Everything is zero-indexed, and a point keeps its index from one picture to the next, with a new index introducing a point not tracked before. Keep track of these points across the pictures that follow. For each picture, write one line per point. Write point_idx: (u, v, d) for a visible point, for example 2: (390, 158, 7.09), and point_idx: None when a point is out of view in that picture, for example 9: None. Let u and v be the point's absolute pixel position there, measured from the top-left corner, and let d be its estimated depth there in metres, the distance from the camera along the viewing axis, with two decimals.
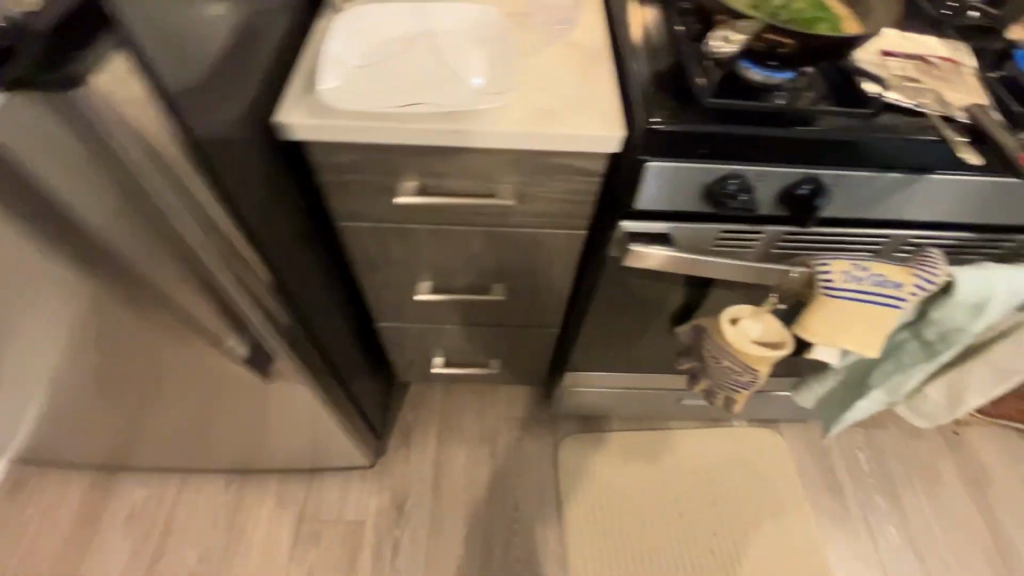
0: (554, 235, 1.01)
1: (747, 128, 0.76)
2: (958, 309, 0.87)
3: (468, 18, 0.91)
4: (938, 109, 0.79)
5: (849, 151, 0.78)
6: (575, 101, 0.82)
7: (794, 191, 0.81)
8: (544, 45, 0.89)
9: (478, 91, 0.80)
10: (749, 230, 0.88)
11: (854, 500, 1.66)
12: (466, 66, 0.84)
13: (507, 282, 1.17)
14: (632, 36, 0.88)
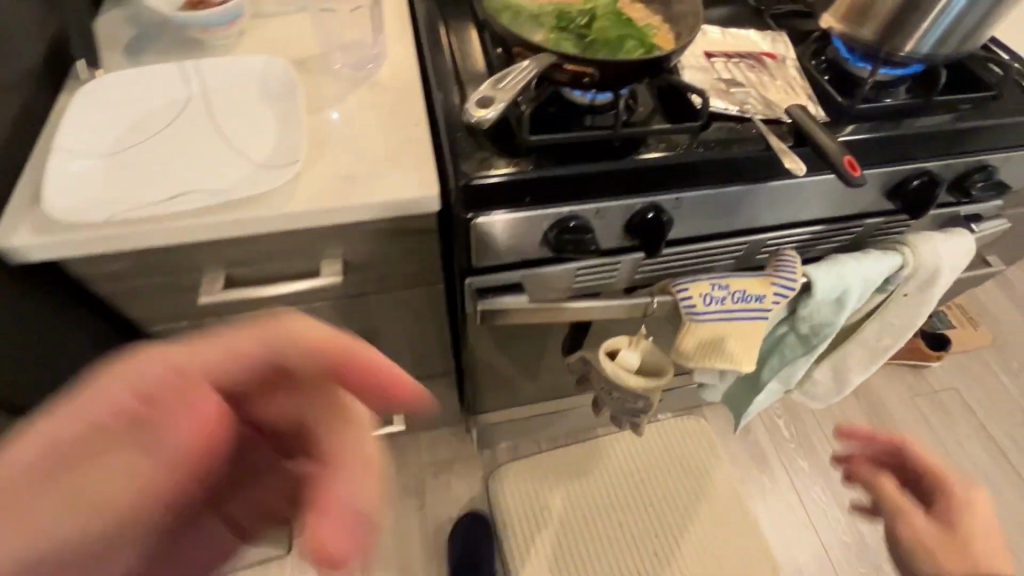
0: (408, 296, 0.89)
1: (569, 167, 0.68)
2: (823, 305, 0.85)
3: (249, 72, 0.77)
4: (762, 112, 0.77)
5: (681, 173, 0.72)
6: (379, 157, 0.71)
7: (636, 221, 0.74)
8: (343, 92, 0.78)
9: (259, 165, 0.68)
10: (604, 263, 0.81)
11: (786, 471, 1.62)
12: (247, 134, 0.72)
13: (376, 343, 1.04)
14: (439, 69, 0.78)
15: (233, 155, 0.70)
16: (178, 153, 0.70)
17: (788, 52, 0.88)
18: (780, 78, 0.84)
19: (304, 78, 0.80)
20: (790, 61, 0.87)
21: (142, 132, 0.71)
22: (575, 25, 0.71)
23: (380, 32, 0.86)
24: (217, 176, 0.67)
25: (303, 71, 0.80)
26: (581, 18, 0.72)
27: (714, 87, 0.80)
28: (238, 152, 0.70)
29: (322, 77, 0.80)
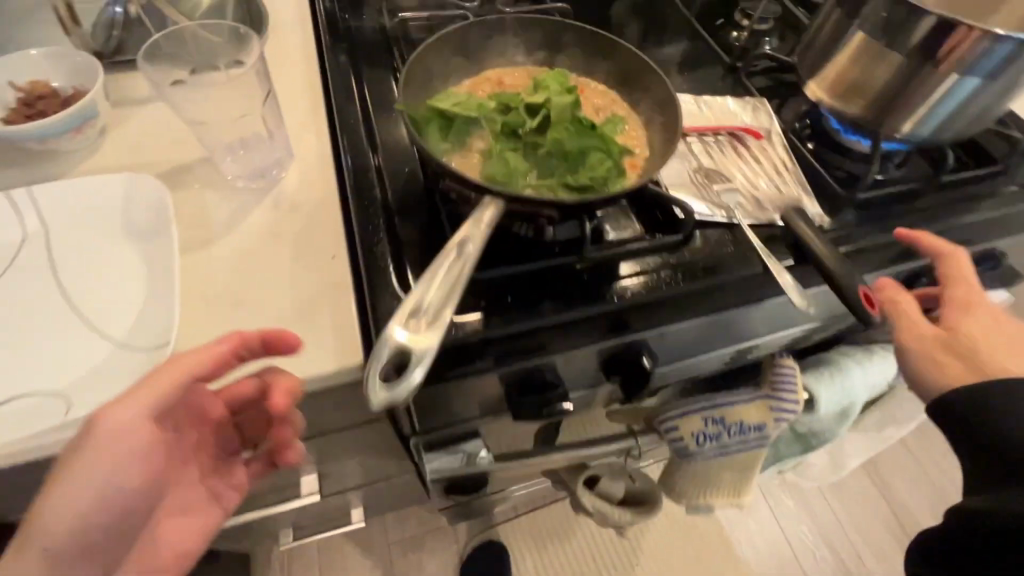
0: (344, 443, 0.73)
1: (532, 316, 0.56)
2: (829, 417, 0.75)
3: (105, 197, 0.59)
4: (752, 214, 0.66)
5: (667, 305, 0.60)
6: (292, 310, 0.55)
7: (620, 360, 0.60)
8: (244, 214, 0.62)
9: (127, 339, 0.51)
10: (582, 398, 0.65)
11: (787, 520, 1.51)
12: (111, 291, 0.54)
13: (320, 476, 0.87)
14: (365, 179, 0.63)
15: (80, 329, 0.51)
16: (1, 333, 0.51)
17: (772, 124, 0.76)
18: (767, 160, 0.72)
19: (187, 197, 0.62)
20: (776, 135, 0.75)
21: None
22: (525, 129, 0.57)
23: (287, 124, 0.70)
24: (57, 368, 0.49)
25: (184, 187, 0.63)
26: (531, 118, 0.58)
27: (694, 181, 0.68)
28: (88, 323, 0.52)
29: (210, 193, 0.63)
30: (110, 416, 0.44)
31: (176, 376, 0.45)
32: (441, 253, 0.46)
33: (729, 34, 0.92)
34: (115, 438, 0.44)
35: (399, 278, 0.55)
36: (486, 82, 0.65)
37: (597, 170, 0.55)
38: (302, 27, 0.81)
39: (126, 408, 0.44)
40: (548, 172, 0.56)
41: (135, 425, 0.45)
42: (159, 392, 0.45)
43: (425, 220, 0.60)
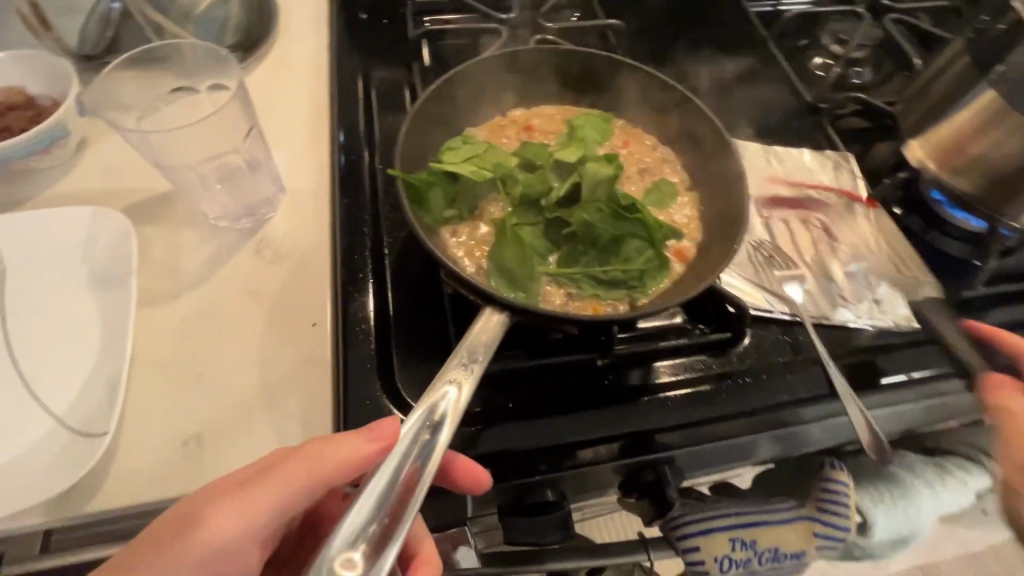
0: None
1: (538, 434, 0.47)
2: (883, 545, 0.63)
3: (69, 234, 0.52)
4: (817, 312, 0.54)
5: (710, 426, 0.49)
6: (254, 390, 0.47)
7: (641, 481, 0.50)
8: (219, 260, 0.54)
9: (64, 418, 0.44)
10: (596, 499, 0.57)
11: None
12: (57, 348, 0.47)
13: None
14: (362, 233, 0.55)
15: (15, 396, 0.45)
16: None
17: (858, 189, 0.62)
18: (847, 239, 0.59)
19: (161, 237, 0.55)
20: (861, 205, 0.61)
21: None
22: (548, 200, 0.47)
23: (283, 153, 0.61)
24: None
25: (160, 224, 0.55)
26: (562, 185, 0.48)
27: (753, 261, 0.56)
28: (27, 387, 0.45)
29: (187, 233, 0.55)
30: (219, 515, 0.35)
31: (303, 476, 0.36)
32: (408, 420, 0.34)
33: (813, 65, 0.77)
34: (209, 550, 0.35)
35: (385, 369, 0.48)
36: (510, 127, 0.60)
37: (630, 261, 0.45)
38: (316, 30, 0.71)
39: (240, 511, 0.35)
40: (571, 255, 0.46)
41: (238, 531, 0.35)
42: (291, 490, 0.36)
43: (421, 296, 0.53)
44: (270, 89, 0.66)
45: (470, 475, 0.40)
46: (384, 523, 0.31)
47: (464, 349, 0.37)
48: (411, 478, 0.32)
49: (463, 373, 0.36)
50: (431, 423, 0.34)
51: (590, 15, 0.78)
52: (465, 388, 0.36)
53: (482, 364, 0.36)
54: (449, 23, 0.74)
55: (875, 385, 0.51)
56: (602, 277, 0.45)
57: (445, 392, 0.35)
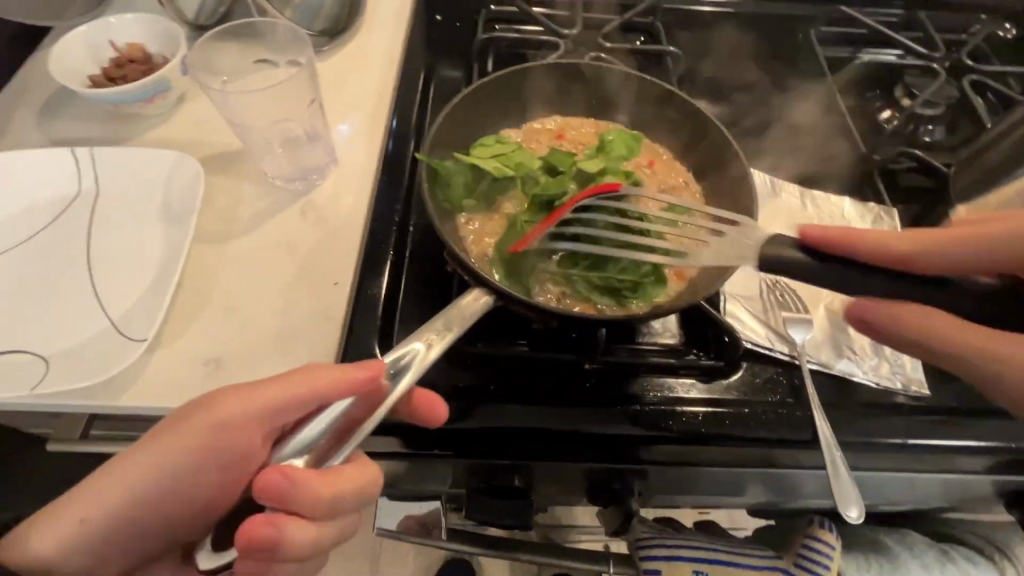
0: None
1: (514, 421, 0.49)
2: None
3: (153, 171, 0.61)
4: (818, 359, 0.53)
5: (685, 448, 0.49)
6: (273, 329, 0.53)
7: (609, 487, 0.52)
8: (269, 214, 0.61)
9: (117, 322, 0.52)
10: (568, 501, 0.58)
11: None
12: (124, 265, 0.55)
13: None
14: (394, 209, 0.60)
15: (84, 298, 0.53)
16: (21, 284, 0.54)
17: None
18: None
19: (226, 187, 0.63)
20: None
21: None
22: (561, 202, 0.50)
23: (343, 130, 0.68)
24: (47, 332, 0.51)
25: (227, 175, 0.63)
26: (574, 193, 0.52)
27: (764, 299, 0.56)
28: (95, 291, 0.54)
29: (248, 186, 0.63)
30: (233, 401, 0.39)
31: (300, 385, 0.39)
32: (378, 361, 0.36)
33: (880, 116, 0.75)
34: (219, 427, 0.39)
35: (387, 335, 0.53)
36: (543, 136, 0.64)
37: (630, 274, 0.48)
38: (395, 26, 0.78)
39: (248, 399, 0.39)
40: (574, 258, 0.49)
41: (245, 415, 0.39)
42: (292, 393, 0.38)
43: (436, 279, 0.57)
44: (344, 73, 0.73)
45: (426, 402, 0.42)
46: (331, 440, 0.34)
47: (442, 318, 0.38)
48: (363, 407, 0.34)
49: (435, 334, 0.37)
50: (394, 368, 0.36)
51: (654, 40, 0.79)
52: (437, 345, 0.37)
53: (457, 330, 0.38)
54: (517, 32, 0.78)
55: (865, 445, 0.49)
56: (601, 284, 0.48)
57: (414, 345, 0.37)
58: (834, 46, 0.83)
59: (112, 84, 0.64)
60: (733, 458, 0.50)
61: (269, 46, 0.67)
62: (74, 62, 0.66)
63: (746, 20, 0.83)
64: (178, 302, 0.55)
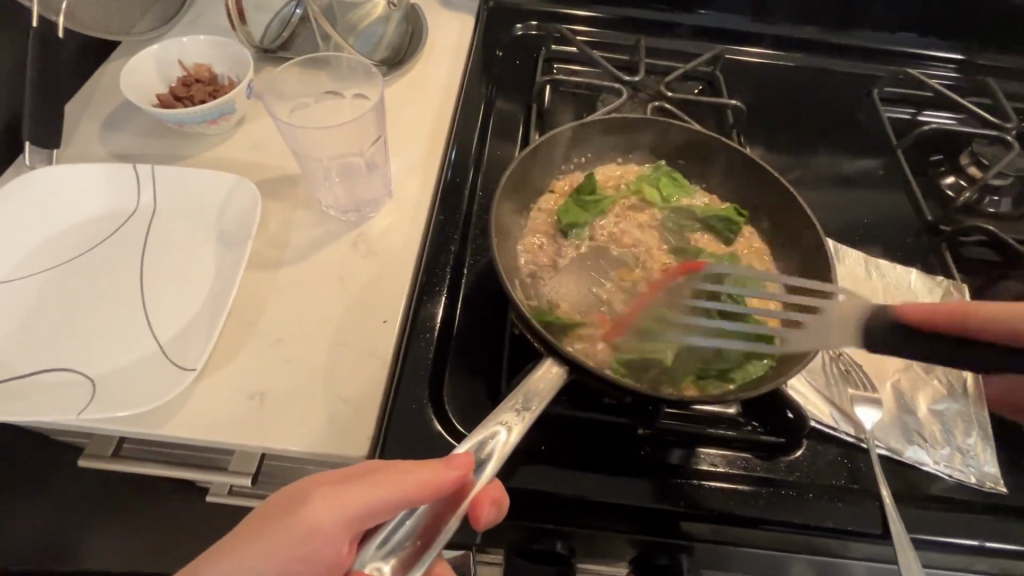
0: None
1: (564, 484, 0.47)
2: None
3: (209, 193, 0.60)
4: (885, 442, 0.50)
5: (743, 528, 0.46)
6: (319, 367, 0.52)
7: (651, 558, 0.48)
8: (320, 244, 0.60)
9: (164, 344, 0.51)
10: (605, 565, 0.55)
11: None
12: (175, 286, 0.55)
13: None
14: (446, 249, 0.59)
15: (134, 320, 0.52)
16: (74, 299, 0.54)
17: None
18: (942, 375, 0.54)
19: (280, 213, 0.62)
20: None
21: (53, 253, 0.56)
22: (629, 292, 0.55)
23: (399, 162, 0.67)
24: (96, 353, 0.50)
25: (282, 201, 0.63)
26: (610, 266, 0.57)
27: (827, 371, 0.54)
28: (145, 310, 0.53)
29: (301, 214, 0.62)
30: (313, 507, 0.34)
31: (390, 486, 0.33)
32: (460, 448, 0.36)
33: (945, 182, 0.73)
34: (308, 527, 0.33)
35: (435, 380, 0.52)
36: (617, 180, 0.65)
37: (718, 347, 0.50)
38: (453, 57, 0.78)
39: (330, 505, 0.33)
40: (656, 317, 0.51)
41: (336, 521, 0.33)
42: (383, 497, 0.33)
43: (487, 326, 0.56)
44: (402, 103, 0.73)
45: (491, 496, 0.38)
46: (414, 545, 0.33)
47: (521, 394, 0.39)
48: (448, 508, 0.34)
49: (515, 415, 0.38)
50: (477, 459, 0.36)
51: (713, 89, 0.79)
52: (516, 432, 0.37)
53: (535, 412, 0.38)
54: (576, 74, 0.78)
55: (936, 542, 0.46)
56: (690, 359, 0.49)
57: (495, 433, 0.37)
58: (895, 106, 0.81)
59: (178, 103, 0.65)
60: (793, 542, 0.46)
61: (332, 76, 0.68)
62: (143, 79, 0.67)
63: (804, 77, 0.83)
64: (227, 329, 0.54)
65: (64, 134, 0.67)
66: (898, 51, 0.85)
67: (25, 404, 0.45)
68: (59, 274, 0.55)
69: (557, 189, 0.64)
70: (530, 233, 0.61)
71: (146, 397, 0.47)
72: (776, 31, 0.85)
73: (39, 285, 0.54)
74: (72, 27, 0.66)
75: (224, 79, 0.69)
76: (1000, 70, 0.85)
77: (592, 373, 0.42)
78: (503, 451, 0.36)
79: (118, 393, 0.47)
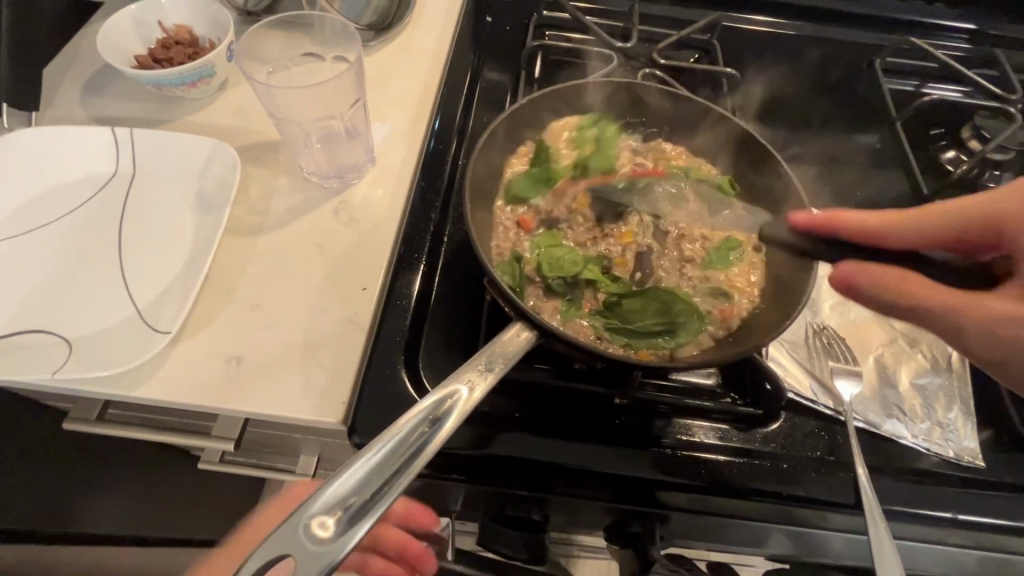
0: None
1: (539, 452, 0.47)
2: None
3: (188, 157, 0.60)
4: (863, 414, 0.50)
5: (717, 499, 0.46)
6: (295, 333, 0.52)
7: (625, 525, 0.49)
8: (301, 211, 0.60)
9: (140, 307, 0.51)
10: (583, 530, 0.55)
11: None
12: (152, 250, 0.55)
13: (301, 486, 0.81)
14: (427, 219, 0.59)
15: (112, 284, 0.52)
16: (54, 262, 0.53)
17: None
18: (927, 349, 0.53)
19: (260, 179, 0.61)
20: None
21: (32, 218, 0.56)
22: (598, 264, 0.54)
23: (383, 128, 0.66)
24: (73, 315, 0.50)
25: (263, 167, 0.62)
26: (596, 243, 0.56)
27: (809, 345, 0.53)
28: (122, 274, 0.53)
29: (282, 180, 0.62)
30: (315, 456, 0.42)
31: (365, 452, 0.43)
32: (419, 405, 0.35)
33: (945, 156, 0.71)
34: None
35: (411, 348, 0.52)
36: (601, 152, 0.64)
37: (670, 307, 0.49)
38: (442, 21, 0.75)
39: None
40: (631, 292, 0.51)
41: None
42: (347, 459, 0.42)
43: (468, 296, 0.56)
44: (386, 68, 0.71)
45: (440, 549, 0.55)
46: (365, 498, 0.32)
47: (485, 355, 0.38)
48: (401, 463, 0.34)
49: (477, 375, 0.37)
50: (434, 416, 0.35)
51: (708, 58, 0.77)
52: (476, 392, 0.37)
53: (498, 373, 0.38)
54: (569, 40, 0.76)
55: (909, 514, 0.46)
56: (652, 328, 0.49)
57: (458, 390, 0.36)
58: (898, 78, 0.79)
59: (157, 66, 0.64)
60: (765, 511, 0.46)
61: (315, 39, 0.67)
62: (121, 40, 0.65)
63: (807, 46, 0.80)
64: (204, 294, 0.54)
65: (44, 97, 0.65)
66: (904, 20, 0.82)
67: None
68: (39, 237, 0.55)
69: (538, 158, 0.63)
70: None
71: (122, 359, 0.47)
72: None
73: (17, 247, 0.54)
74: None
75: (204, 41, 0.67)
76: (1008, 40, 0.81)
77: (564, 337, 0.41)
78: (460, 410, 0.36)
79: (95, 354, 0.47)
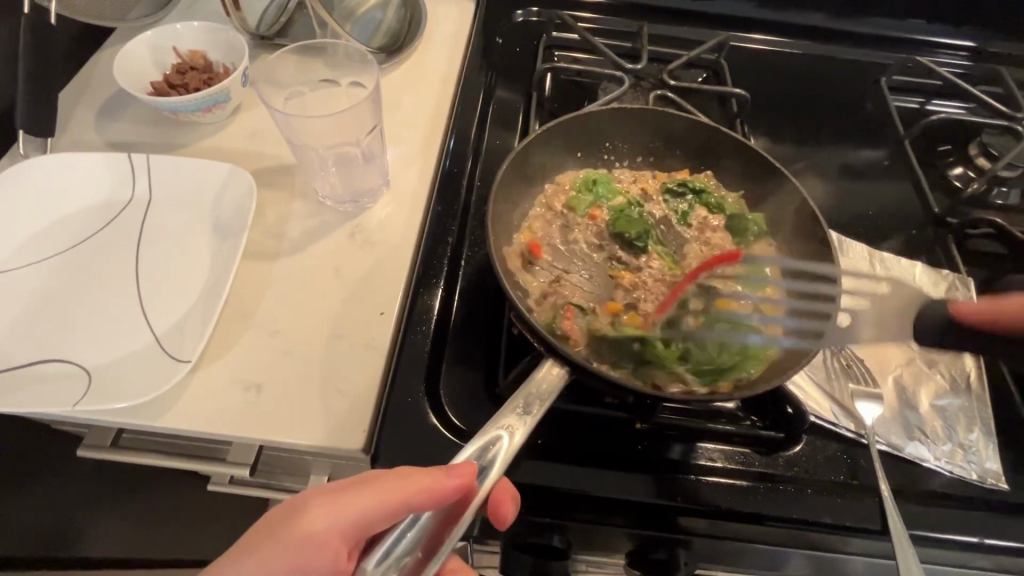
0: None
1: (563, 477, 0.47)
2: None
3: (205, 182, 0.60)
4: (885, 436, 0.50)
5: (742, 525, 0.46)
6: (314, 360, 0.51)
7: (647, 552, 0.48)
8: (317, 235, 0.60)
9: (162, 334, 0.51)
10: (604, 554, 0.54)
11: None
12: (173, 275, 0.55)
13: None
14: (443, 241, 0.59)
15: (133, 310, 0.52)
16: (75, 288, 0.53)
17: None
18: (945, 369, 0.53)
19: (276, 203, 0.62)
20: None
21: (51, 244, 0.56)
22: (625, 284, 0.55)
23: (396, 151, 0.66)
24: (94, 342, 0.50)
25: (279, 190, 0.63)
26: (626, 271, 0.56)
27: (828, 366, 0.53)
28: (141, 300, 0.53)
29: (297, 204, 0.62)
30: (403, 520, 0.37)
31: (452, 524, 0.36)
32: (462, 454, 0.36)
33: (953, 173, 0.71)
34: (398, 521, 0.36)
35: (432, 373, 0.52)
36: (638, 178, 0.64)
37: (709, 334, 0.50)
38: (453, 43, 0.76)
39: (329, 511, 0.35)
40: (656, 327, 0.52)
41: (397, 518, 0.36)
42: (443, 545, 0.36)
43: (490, 319, 0.56)
44: (398, 90, 0.72)
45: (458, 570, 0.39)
46: (417, 556, 0.34)
47: (523, 399, 0.38)
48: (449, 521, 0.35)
49: (517, 418, 0.37)
50: (479, 465, 0.36)
51: (716, 78, 0.77)
52: (517, 437, 0.37)
53: (536, 415, 0.38)
54: (578, 62, 0.77)
55: (935, 538, 0.46)
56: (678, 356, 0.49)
57: (500, 436, 0.37)
58: (903, 95, 0.80)
59: (173, 91, 0.64)
60: (790, 537, 0.46)
61: (329, 63, 0.67)
62: (137, 65, 0.66)
63: (813, 65, 0.81)
64: (223, 319, 0.54)
65: (59, 120, 0.66)
66: (907, 39, 0.83)
67: (25, 395, 0.45)
68: (60, 263, 0.55)
69: (564, 181, 0.63)
70: (540, 210, 0.62)
71: (150, 389, 0.47)
72: (783, 18, 0.83)
73: (37, 274, 0.54)
74: (65, 12, 0.66)
75: (219, 67, 0.68)
76: (1009, 58, 0.83)
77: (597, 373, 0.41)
78: (504, 460, 0.36)
79: (121, 382, 0.47)
